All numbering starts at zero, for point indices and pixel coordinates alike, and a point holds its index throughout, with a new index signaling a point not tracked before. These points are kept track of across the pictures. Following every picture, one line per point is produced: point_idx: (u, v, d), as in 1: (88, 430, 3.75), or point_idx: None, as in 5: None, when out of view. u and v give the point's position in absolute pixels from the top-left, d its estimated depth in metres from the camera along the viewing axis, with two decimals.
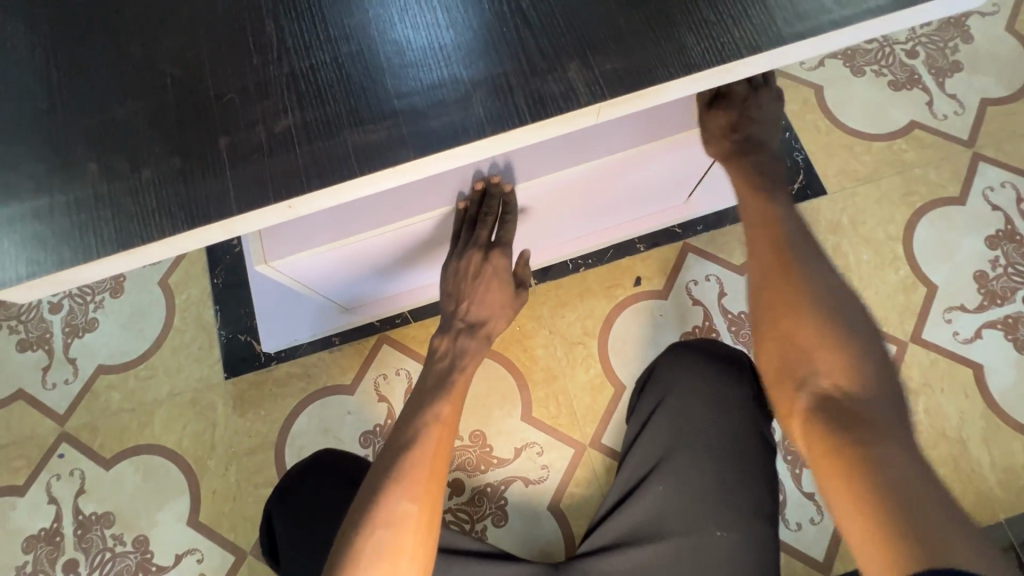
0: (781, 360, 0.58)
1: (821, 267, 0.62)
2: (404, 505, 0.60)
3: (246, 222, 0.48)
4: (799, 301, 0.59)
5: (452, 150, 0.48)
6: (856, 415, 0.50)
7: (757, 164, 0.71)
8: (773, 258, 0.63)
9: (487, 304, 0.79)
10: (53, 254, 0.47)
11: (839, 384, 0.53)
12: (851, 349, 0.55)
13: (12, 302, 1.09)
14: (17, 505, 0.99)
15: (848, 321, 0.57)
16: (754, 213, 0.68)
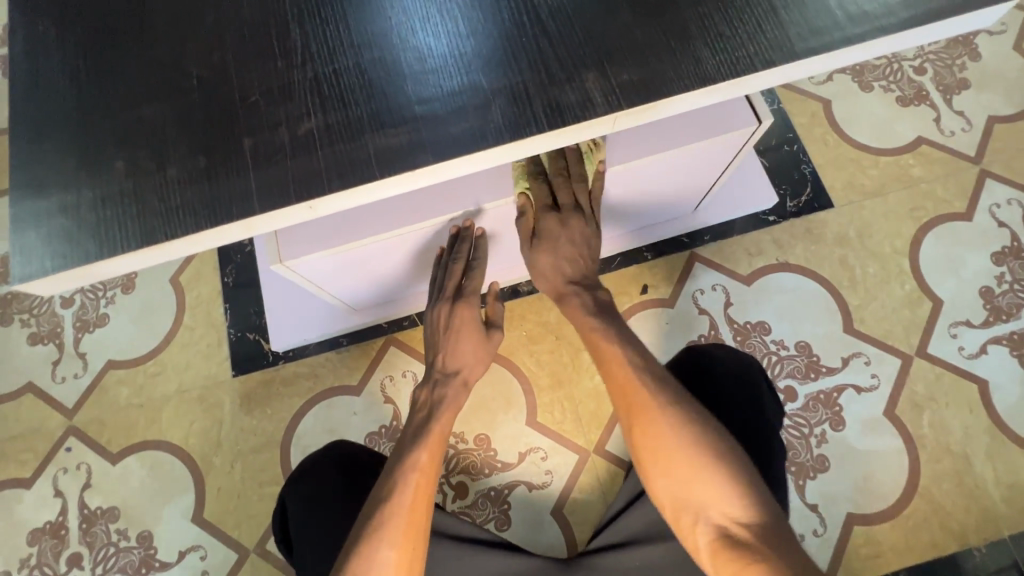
0: (671, 497, 0.64)
1: (673, 392, 0.68)
2: (385, 552, 0.62)
3: (267, 221, 0.49)
4: (667, 439, 0.65)
5: (470, 155, 0.49)
6: (747, 537, 0.57)
7: (591, 297, 0.80)
8: (635, 401, 0.69)
9: (460, 351, 0.81)
10: (79, 248, 0.48)
11: (727, 514, 0.59)
12: (721, 468, 0.61)
13: (24, 296, 1.10)
14: (24, 497, 1.00)
15: (710, 438, 0.63)
16: (613, 353, 0.75)
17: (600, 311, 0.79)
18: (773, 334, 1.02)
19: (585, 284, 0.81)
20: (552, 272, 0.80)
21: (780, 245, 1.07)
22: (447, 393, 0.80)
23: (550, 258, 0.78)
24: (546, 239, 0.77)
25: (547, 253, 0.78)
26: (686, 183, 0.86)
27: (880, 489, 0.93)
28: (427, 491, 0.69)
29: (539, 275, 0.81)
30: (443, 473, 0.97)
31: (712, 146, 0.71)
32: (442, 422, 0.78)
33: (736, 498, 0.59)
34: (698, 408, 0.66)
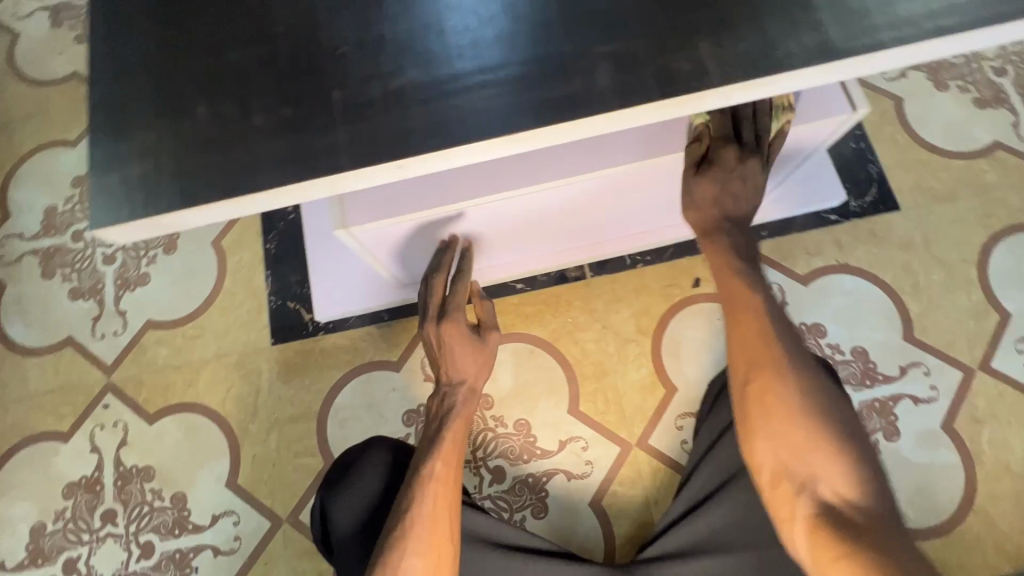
0: (777, 462, 0.64)
1: (800, 359, 0.67)
2: (409, 560, 0.64)
3: (354, 181, 0.46)
4: (791, 407, 0.65)
5: (573, 122, 0.45)
6: (857, 518, 0.58)
7: (740, 239, 0.72)
8: (760, 359, 0.67)
9: (469, 360, 0.81)
10: (156, 196, 0.45)
11: (838, 491, 0.61)
12: (841, 446, 0.62)
13: (66, 250, 1.09)
14: (61, 451, 1.00)
15: (833, 417, 0.64)
16: (746, 300, 0.70)
17: (745, 256, 0.71)
18: (828, 337, 0.99)
19: (736, 226, 0.71)
20: (704, 203, 0.70)
21: (841, 246, 1.02)
22: (456, 401, 0.79)
23: (715, 188, 0.68)
24: (718, 167, 0.67)
25: (712, 182, 0.67)
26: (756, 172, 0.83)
27: (932, 504, 0.90)
28: (449, 503, 0.69)
29: (690, 204, 0.71)
30: (481, 456, 0.95)
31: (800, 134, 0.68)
32: (458, 430, 0.78)
33: (854, 479, 0.61)
34: (821, 383, 0.67)
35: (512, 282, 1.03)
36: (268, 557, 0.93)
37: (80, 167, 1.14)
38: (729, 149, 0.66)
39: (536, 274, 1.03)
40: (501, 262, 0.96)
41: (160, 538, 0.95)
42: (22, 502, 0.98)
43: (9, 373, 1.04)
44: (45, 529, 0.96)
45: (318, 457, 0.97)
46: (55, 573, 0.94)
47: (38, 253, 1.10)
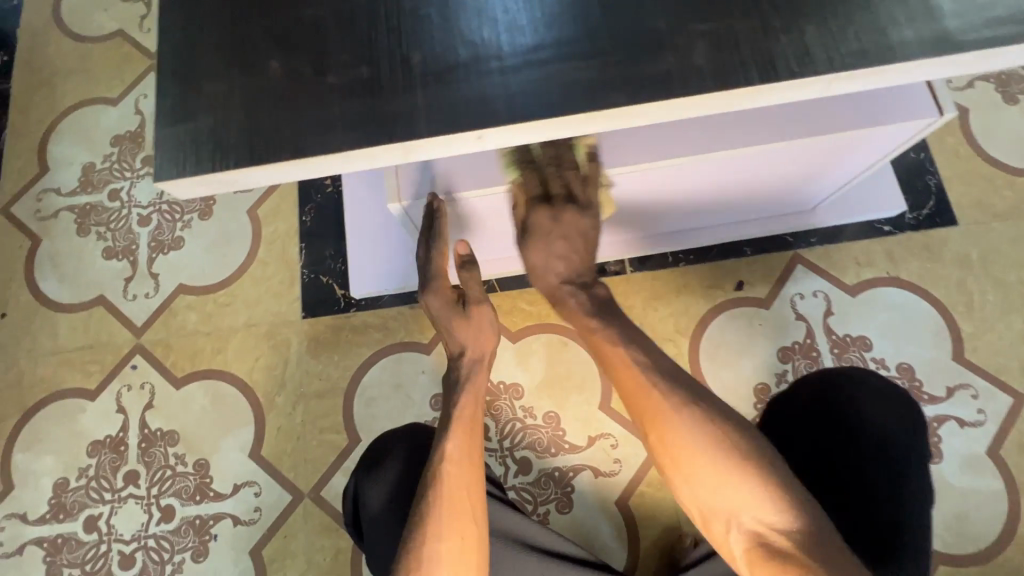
0: (700, 506, 0.60)
1: (691, 390, 0.63)
2: (439, 543, 0.62)
3: (428, 150, 0.44)
4: (687, 443, 0.60)
5: (664, 102, 0.43)
6: (785, 547, 0.53)
7: (586, 297, 0.72)
8: (646, 404, 0.64)
9: (471, 333, 0.78)
10: (223, 151, 0.43)
11: (761, 519, 0.55)
12: (751, 471, 0.57)
13: (102, 209, 1.09)
14: (87, 409, 0.99)
15: (724, 435, 0.59)
16: (616, 355, 0.68)
17: (600, 312, 0.71)
18: (874, 351, 0.95)
19: (581, 283, 0.73)
20: (545, 271, 0.73)
21: (893, 258, 0.99)
22: (463, 373, 0.77)
23: (543, 256, 0.71)
24: (538, 232, 0.70)
25: (540, 247, 0.71)
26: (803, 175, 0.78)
27: (971, 530, 0.87)
28: (477, 481, 0.68)
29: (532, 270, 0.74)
30: (508, 446, 0.94)
31: (853, 140, 0.63)
32: (477, 403, 0.75)
33: (774, 503, 0.55)
34: (719, 406, 0.62)
35: None
36: (287, 530, 0.93)
37: (119, 126, 1.13)
38: (540, 214, 0.68)
39: None
40: None
41: (181, 502, 0.94)
42: (46, 457, 0.98)
43: (40, 326, 1.04)
44: (68, 485, 0.96)
45: (342, 434, 0.96)
46: (75, 529, 0.94)
47: (74, 210, 1.09)
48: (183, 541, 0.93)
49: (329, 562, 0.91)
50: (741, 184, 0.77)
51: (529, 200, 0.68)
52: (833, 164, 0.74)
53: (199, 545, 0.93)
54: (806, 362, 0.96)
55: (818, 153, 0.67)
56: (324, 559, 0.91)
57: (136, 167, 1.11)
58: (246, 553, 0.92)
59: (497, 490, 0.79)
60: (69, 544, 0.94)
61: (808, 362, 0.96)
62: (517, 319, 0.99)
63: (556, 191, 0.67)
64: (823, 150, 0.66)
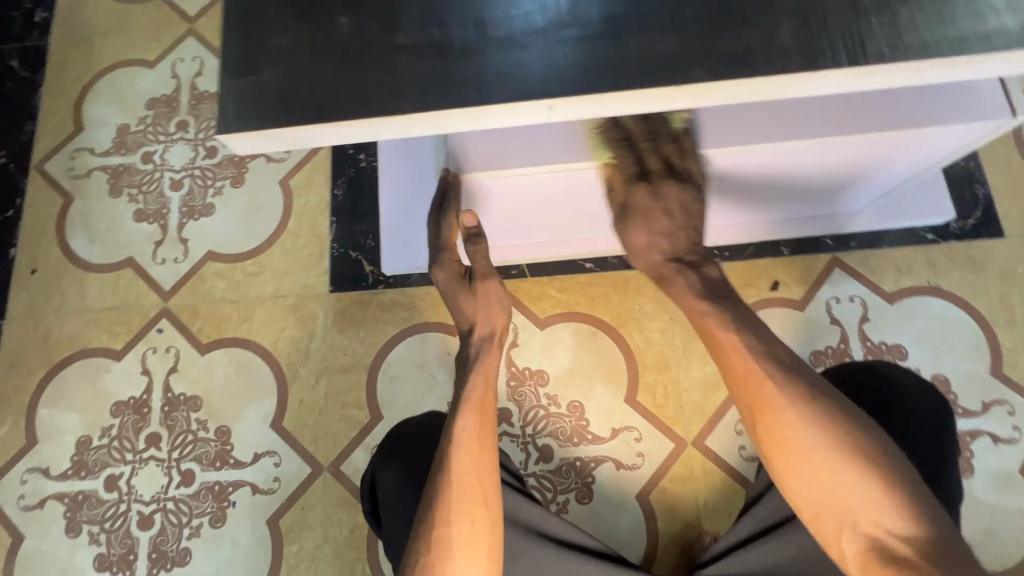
0: (810, 504, 0.58)
1: (808, 381, 0.59)
2: (457, 529, 0.61)
3: (495, 117, 0.43)
4: (803, 442, 0.57)
5: (746, 80, 0.41)
6: (906, 553, 0.52)
7: (697, 276, 0.66)
8: (756, 396, 0.60)
9: (478, 311, 0.74)
10: (286, 107, 0.42)
11: (882, 523, 0.54)
12: (870, 474, 0.55)
13: (135, 171, 1.09)
14: (112, 369, 1.00)
15: (850, 434, 0.56)
16: (728, 340, 0.62)
17: (715, 294, 0.65)
18: (909, 361, 0.93)
19: (688, 262, 0.67)
20: (644, 252, 0.68)
21: (934, 267, 0.96)
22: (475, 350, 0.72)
23: (644, 236, 0.67)
24: (638, 211, 0.66)
25: (641, 228, 0.67)
26: (850, 173, 0.76)
27: (998, 547, 0.86)
28: (490, 464, 0.65)
29: (632, 251, 0.69)
30: (530, 433, 0.93)
31: (912, 137, 0.62)
32: (488, 381, 0.70)
33: (892, 507, 0.53)
34: (836, 399, 0.58)
35: (581, 260, 0.99)
36: (305, 502, 0.93)
37: (155, 89, 1.12)
38: (641, 192, 0.65)
39: (607, 255, 0.99)
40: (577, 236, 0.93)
41: (201, 468, 0.95)
42: (70, 414, 0.98)
43: (69, 285, 1.04)
44: (90, 443, 0.97)
45: (364, 410, 0.96)
46: (96, 487, 0.95)
47: (107, 170, 1.09)
48: (201, 506, 0.93)
49: (345, 536, 0.91)
50: (798, 178, 0.76)
51: (624, 177, 0.66)
52: (883, 162, 0.72)
53: (218, 510, 0.93)
54: None
55: (877, 149, 0.66)
56: (340, 533, 0.91)
57: (170, 131, 1.10)
58: (264, 522, 0.92)
59: (515, 480, 0.77)
60: (89, 501, 0.94)
61: None
62: (546, 306, 0.98)
63: (654, 167, 0.65)
64: (881, 146, 0.65)
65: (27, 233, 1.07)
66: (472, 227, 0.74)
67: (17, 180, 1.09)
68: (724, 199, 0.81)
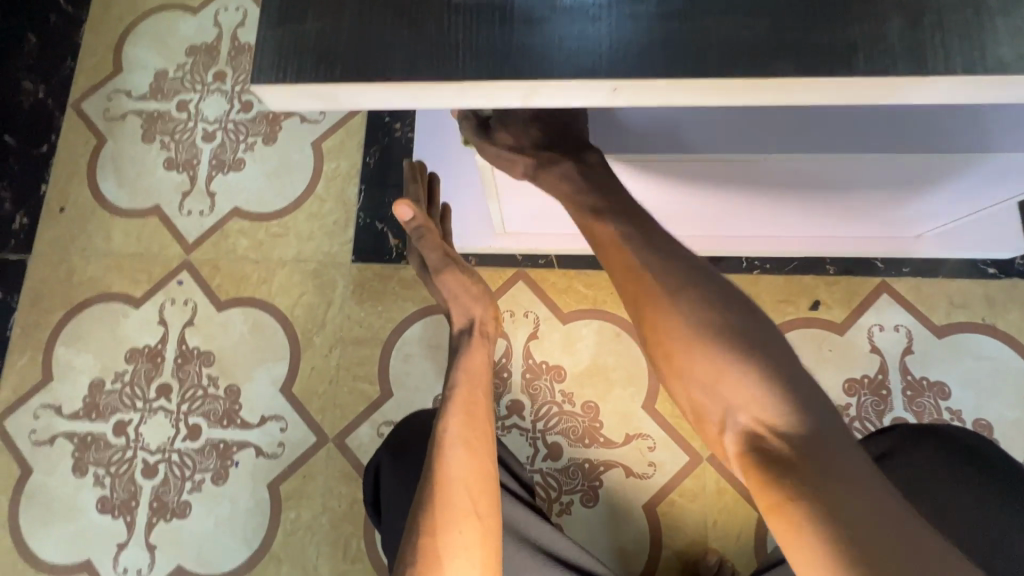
0: (692, 401, 0.51)
1: (691, 271, 0.53)
2: (448, 539, 0.57)
3: (554, 94, 0.39)
4: (679, 334, 0.51)
5: (835, 82, 0.36)
6: (781, 450, 0.44)
7: (574, 163, 0.59)
8: (638, 292, 0.54)
9: (451, 301, 0.76)
10: (327, 62, 0.39)
11: (761, 418, 0.46)
12: (749, 361, 0.48)
13: (169, 118, 1.07)
14: (130, 316, 1.00)
15: (725, 324, 0.50)
16: (605, 236, 0.57)
17: (589, 180, 0.59)
18: (951, 401, 0.88)
19: (564, 148, 0.60)
20: (516, 152, 0.61)
21: (992, 304, 0.90)
22: (463, 344, 0.73)
23: (511, 130, 0.61)
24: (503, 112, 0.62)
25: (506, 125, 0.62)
26: (903, 194, 0.70)
27: None
28: (485, 468, 0.63)
29: (500, 155, 0.63)
30: (540, 429, 0.90)
31: (963, 163, 0.57)
32: (474, 381, 0.70)
33: (771, 399, 0.46)
34: (728, 294, 0.52)
35: None
36: (307, 472, 0.92)
37: (197, 36, 1.10)
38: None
39: None
40: None
41: (208, 424, 0.94)
42: (86, 355, 0.99)
43: (95, 227, 1.04)
44: (103, 386, 0.97)
45: (374, 386, 0.94)
46: (105, 431, 0.95)
47: (141, 115, 1.08)
48: (205, 462, 0.93)
49: (343, 510, 0.90)
50: (864, 195, 0.71)
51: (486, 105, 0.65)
52: (939, 185, 0.66)
53: (220, 468, 0.93)
54: (873, 399, 0.89)
55: (906, 172, 0.61)
56: (338, 506, 0.91)
57: (207, 81, 1.08)
58: (264, 485, 0.92)
59: (523, 491, 0.75)
60: (97, 444, 0.95)
61: (875, 400, 0.89)
62: (571, 300, 0.94)
63: None
64: (906, 169, 0.60)
65: (58, 171, 1.06)
66: (409, 223, 0.73)
67: (52, 116, 1.08)
68: (668, 204, 0.75)
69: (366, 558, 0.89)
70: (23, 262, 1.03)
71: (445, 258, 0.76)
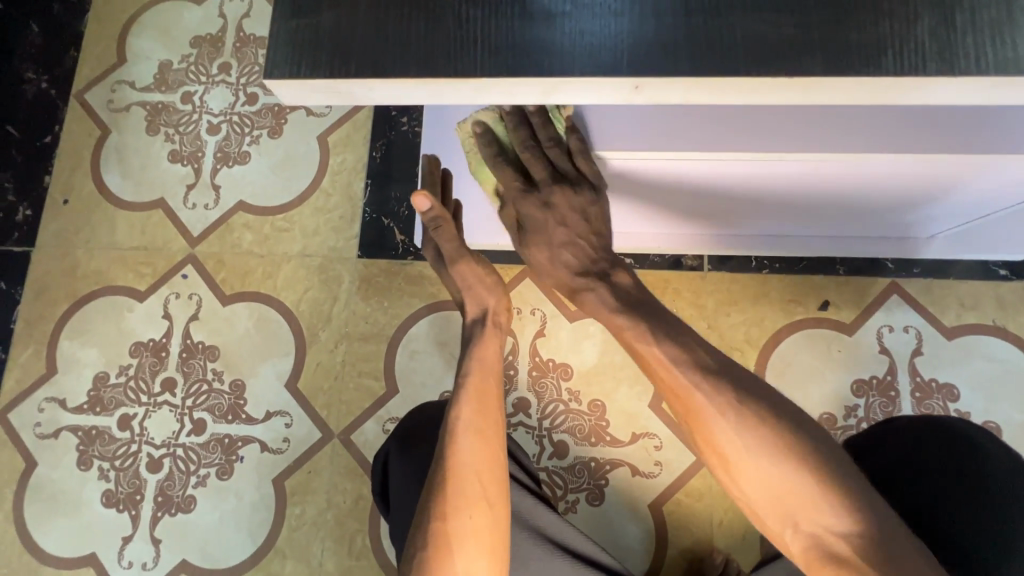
0: (753, 504, 0.54)
1: (736, 379, 0.54)
2: (459, 526, 0.58)
3: (573, 91, 0.38)
4: (734, 447, 0.52)
5: (862, 82, 0.36)
6: (849, 556, 0.47)
7: (606, 286, 0.64)
8: (688, 407, 0.55)
9: (466, 292, 0.73)
10: (341, 57, 0.38)
11: (825, 525, 0.49)
12: (807, 471, 0.50)
13: (174, 110, 1.06)
14: (135, 309, 0.99)
15: (778, 433, 0.51)
16: (648, 350, 0.58)
17: (624, 303, 0.62)
18: (960, 403, 0.87)
19: (596, 272, 0.65)
20: (550, 270, 0.68)
21: (1003, 306, 0.89)
22: (476, 332, 0.71)
23: (545, 251, 0.67)
24: (535, 229, 0.65)
25: (541, 245, 0.67)
26: (915, 194, 0.68)
27: None
28: (495, 455, 0.63)
29: (541, 271, 0.69)
30: (546, 427, 0.90)
31: (970, 166, 0.55)
32: (486, 369, 0.68)
33: (833, 505, 0.48)
34: (775, 401, 0.53)
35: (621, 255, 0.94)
36: (312, 467, 0.92)
37: (201, 27, 1.09)
38: (529, 207, 0.64)
39: (648, 253, 0.94)
40: (645, 233, 0.86)
41: (213, 419, 0.94)
42: (91, 348, 0.98)
43: (99, 220, 1.03)
44: (107, 380, 0.97)
45: (380, 382, 0.94)
46: (110, 424, 0.95)
47: (145, 106, 1.06)
48: (210, 457, 0.93)
49: (348, 506, 0.90)
50: (878, 196, 0.69)
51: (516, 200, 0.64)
52: (951, 186, 0.64)
53: (225, 463, 0.93)
54: (882, 400, 0.88)
55: (921, 173, 0.59)
56: (343, 501, 0.90)
57: (211, 72, 1.07)
58: (269, 480, 0.92)
59: (530, 480, 0.74)
60: (102, 437, 0.95)
61: (884, 401, 0.88)
62: None
63: (540, 178, 0.62)
64: (913, 169, 0.58)
65: (62, 163, 1.05)
66: (427, 213, 0.69)
67: (55, 106, 1.07)
68: (673, 204, 0.74)
69: (371, 555, 0.89)
70: (27, 254, 1.02)
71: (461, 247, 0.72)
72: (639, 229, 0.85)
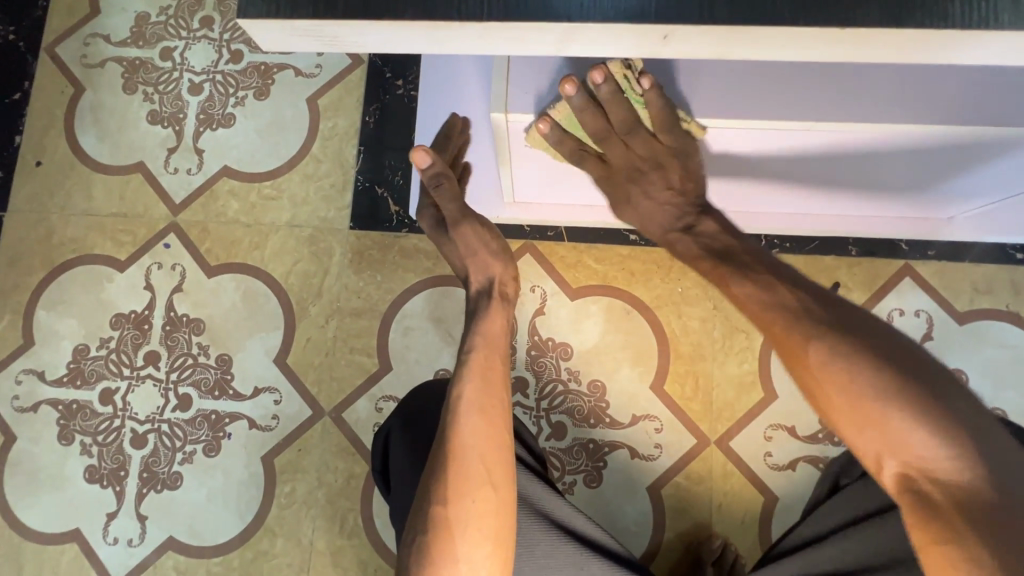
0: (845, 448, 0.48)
1: (831, 317, 0.49)
2: (463, 504, 0.56)
3: (591, 42, 0.34)
4: (823, 379, 0.48)
5: (923, 34, 0.31)
6: (939, 495, 0.41)
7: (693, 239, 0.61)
8: (776, 338, 0.51)
9: (469, 261, 0.69)
10: None
11: (919, 466, 0.43)
12: (917, 410, 0.43)
13: (152, 67, 0.99)
14: (115, 280, 0.94)
15: (873, 366, 0.45)
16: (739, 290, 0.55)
17: (713, 254, 0.59)
18: None
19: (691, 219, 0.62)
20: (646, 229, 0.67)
21: (1017, 291, 0.86)
22: (482, 308, 0.67)
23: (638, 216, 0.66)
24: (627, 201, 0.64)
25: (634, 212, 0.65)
26: (938, 170, 0.64)
27: None
28: (498, 435, 0.60)
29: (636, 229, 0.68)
30: (544, 407, 0.87)
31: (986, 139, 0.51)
32: (493, 346, 0.64)
33: (923, 441, 0.42)
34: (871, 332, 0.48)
35: (626, 231, 0.90)
36: (302, 445, 0.89)
37: None
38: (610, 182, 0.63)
39: None
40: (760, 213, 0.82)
41: (199, 394, 0.91)
42: (70, 320, 0.94)
43: (75, 184, 0.97)
44: (87, 352, 0.93)
45: (373, 359, 0.90)
46: (91, 399, 0.91)
47: (122, 63, 0.99)
48: (196, 433, 0.90)
49: (339, 484, 0.88)
50: (898, 172, 0.65)
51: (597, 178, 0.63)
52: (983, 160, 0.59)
53: (212, 440, 0.90)
54: None
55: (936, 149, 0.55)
56: (334, 480, 0.88)
57: (192, 27, 0.99)
58: (258, 458, 0.89)
59: (536, 463, 0.72)
60: (83, 412, 0.91)
61: None
62: (580, 275, 0.90)
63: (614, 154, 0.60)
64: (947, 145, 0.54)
65: (33, 121, 0.99)
66: (427, 171, 0.66)
67: (25, 61, 1.00)
68: (777, 177, 0.68)
69: (363, 534, 0.87)
70: None
71: (464, 211, 0.68)
72: (755, 210, 0.81)
